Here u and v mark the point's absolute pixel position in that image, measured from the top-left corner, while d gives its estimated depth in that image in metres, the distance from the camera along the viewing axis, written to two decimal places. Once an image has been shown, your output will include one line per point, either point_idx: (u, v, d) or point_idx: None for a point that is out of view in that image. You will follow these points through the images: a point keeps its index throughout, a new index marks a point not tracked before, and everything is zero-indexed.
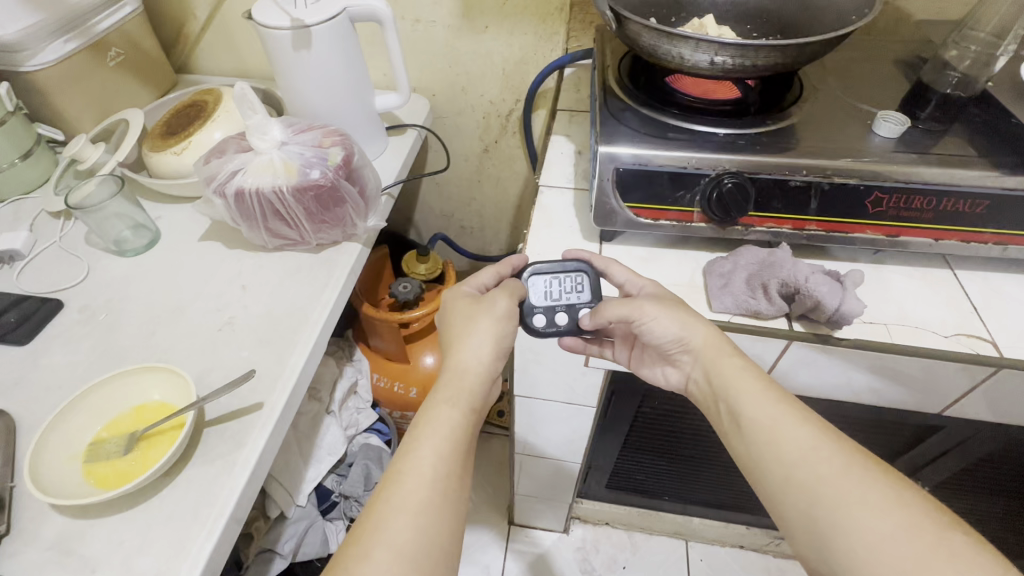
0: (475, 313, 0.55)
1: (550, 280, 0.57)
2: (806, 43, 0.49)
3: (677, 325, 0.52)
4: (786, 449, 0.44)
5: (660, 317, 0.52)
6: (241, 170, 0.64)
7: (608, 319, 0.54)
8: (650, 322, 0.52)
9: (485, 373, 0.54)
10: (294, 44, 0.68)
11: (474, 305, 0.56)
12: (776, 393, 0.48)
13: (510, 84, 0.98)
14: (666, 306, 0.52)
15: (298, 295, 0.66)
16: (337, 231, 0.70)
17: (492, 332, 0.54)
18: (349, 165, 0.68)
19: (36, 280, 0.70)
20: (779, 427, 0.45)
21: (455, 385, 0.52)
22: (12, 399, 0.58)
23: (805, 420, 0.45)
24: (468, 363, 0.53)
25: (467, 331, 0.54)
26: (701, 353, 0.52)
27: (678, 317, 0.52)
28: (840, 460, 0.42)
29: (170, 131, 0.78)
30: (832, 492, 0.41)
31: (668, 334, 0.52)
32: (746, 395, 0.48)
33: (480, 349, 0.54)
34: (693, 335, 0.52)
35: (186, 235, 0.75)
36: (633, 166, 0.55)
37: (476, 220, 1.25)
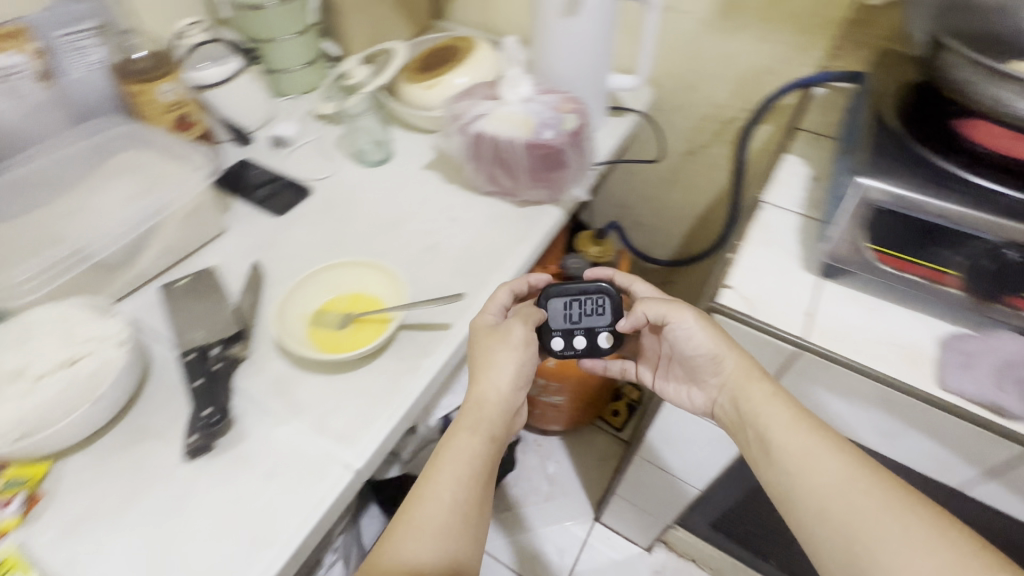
0: (491, 351, 0.56)
1: (571, 302, 0.61)
2: None
3: (714, 340, 0.54)
4: (816, 480, 0.47)
5: (696, 329, 0.55)
6: (485, 115, 0.70)
7: (636, 320, 0.59)
8: (685, 330, 0.56)
9: (506, 401, 0.57)
10: (563, 11, 0.71)
11: (489, 342, 0.57)
12: (808, 420, 0.50)
13: (744, 90, 0.93)
14: (707, 320, 0.55)
15: (497, 240, 0.71)
16: (547, 192, 0.73)
17: (506, 367, 0.56)
18: (579, 134, 0.70)
19: (296, 167, 0.84)
20: (811, 455, 0.48)
21: (474, 413, 0.55)
22: (265, 256, 0.70)
23: (836, 451, 0.47)
24: (489, 393, 0.56)
25: (485, 360, 0.56)
26: (733, 380, 0.54)
27: (716, 335, 0.55)
28: (876, 493, 0.44)
29: (425, 68, 0.87)
30: (869, 527, 0.43)
31: (703, 345, 0.55)
32: (774, 423, 0.51)
33: (501, 380, 0.56)
34: (728, 358, 0.54)
35: (414, 161, 0.84)
36: (893, 207, 0.49)
37: (655, 218, 1.23)
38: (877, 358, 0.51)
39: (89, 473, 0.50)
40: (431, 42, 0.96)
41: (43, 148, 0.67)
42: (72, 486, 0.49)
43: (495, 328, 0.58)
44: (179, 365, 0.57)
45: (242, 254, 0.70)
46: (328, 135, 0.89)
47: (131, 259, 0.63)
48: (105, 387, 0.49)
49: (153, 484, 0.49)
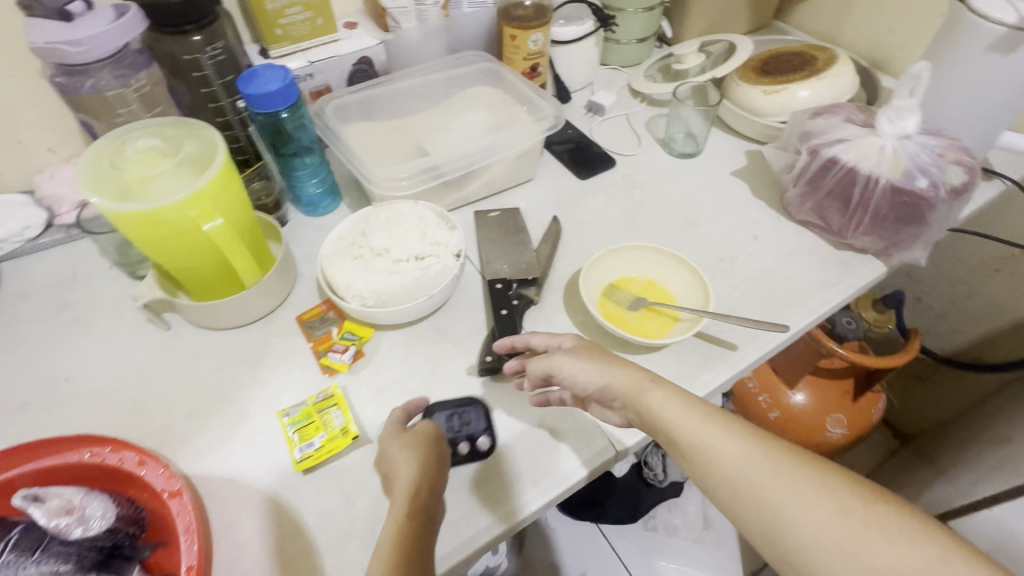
0: (396, 446, 0.47)
1: (446, 415, 0.53)
2: None
3: (620, 364, 0.48)
4: (721, 463, 0.41)
5: (582, 366, 0.49)
6: (846, 142, 0.63)
7: (531, 377, 0.51)
8: (569, 377, 0.49)
9: (433, 484, 0.44)
10: (995, 45, 0.59)
11: (395, 439, 0.48)
12: (703, 406, 0.44)
13: None
14: (600, 355, 0.50)
15: (802, 275, 0.65)
16: (880, 244, 0.64)
17: (419, 451, 0.46)
18: (958, 193, 0.60)
19: (604, 137, 0.85)
20: (709, 442, 0.42)
21: (398, 499, 0.42)
22: (565, 213, 0.73)
23: (730, 429, 0.42)
24: (407, 476, 0.44)
25: (400, 457, 0.46)
26: (630, 386, 0.47)
27: (595, 368, 0.48)
28: (773, 462, 0.39)
29: (766, 71, 0.81)
30: (768, 496, 0.38)
31: (606, 378, 0.48)
32: (673, 409, 0.44)
33: (412, 462, 0.45)
34: (633, 376, 0.47)
35: (722, 163, 0.80)
36: None
37: (951, 304, 1.02)
38: None
39: (400, 353, 0.58)
40: (776, 44, 0.89)
41: (421, 68, 0.77)
42: (385, 358, 0.58)
43: (406, 429, 0.49)
44: (484, 289, 0.63)
45: (545, 205, 0.74)
46: (643, 114, 0.89)
47: (464, 182, 0.71)
48: (441, 288, 0.56)
49: (444, 384, 0.56)
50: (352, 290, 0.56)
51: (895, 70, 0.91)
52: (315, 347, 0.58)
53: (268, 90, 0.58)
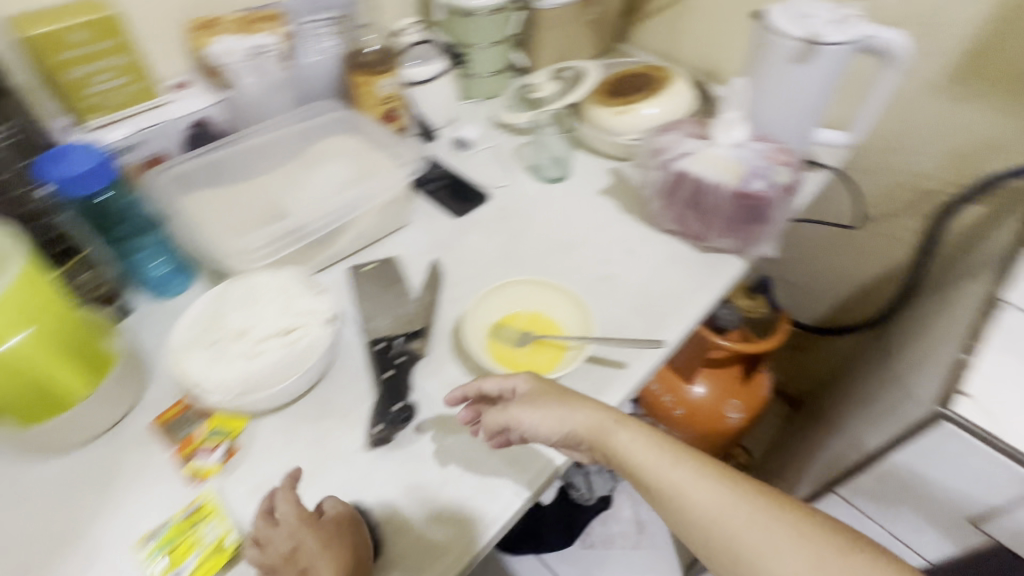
0: (317, 539, 0.42)
1: None
2: None
3: (580, 405, 0.49)
4: (696, 511, 0.42)
5: (540, 416, 0.48)
6: (690, 155, 0.67)
7: (488, 428, 0.50)
8: (530, 429, 0.48)
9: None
10: (793, 57, 0.67)
11: (314, 531, 0.43)
12: (673, 448, 0.46)
13: (959, 165, 0.84)
14: (558, 396, 0.49)
15: (675, 283, 0.68)
16: (736, 243, 0.69)
17: (347, 550, 0.42)
18: (790, 191, 0.66)
19: (474, 171, 0.85)
20: (685, 488, 0.43)
21: None
22: (443, 255, 0.72)
23: (699, 469, 0.44)
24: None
25: (323, 555, 0.41)
26: (595, 428, 0.48)
27: (557, 415, 0.48)
28: (747, 509, 0.41)
29: (613, 92, 0.86)
30: (737, 537, 0.41)
31: (569, 423, 0.48)
32: (640, 449, 0.46)
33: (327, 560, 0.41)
34: (597, 418, 0.48)
35: (589, 184, 0.83)
36: None
37: (808, 279, 1.14)
38: None
39: (280, 440, 0.53)
40: (620, 66, 0.95)
41: (268, 124, 0.72)
42: (262, 447, 0.52)
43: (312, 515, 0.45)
44: (366, 352, 0.59)
45: (422, 249, 0.72)
46: (509, 144, 0.90)
47: (332, 239, 0.67)
48: (314, 362, 0.52)
49: (333, 464, 0.51)
50: (212, 382, 0.50)
51: (724, 79, 1.00)
52: (178, 452, 0.51)
53: (76, 172, 0.51)
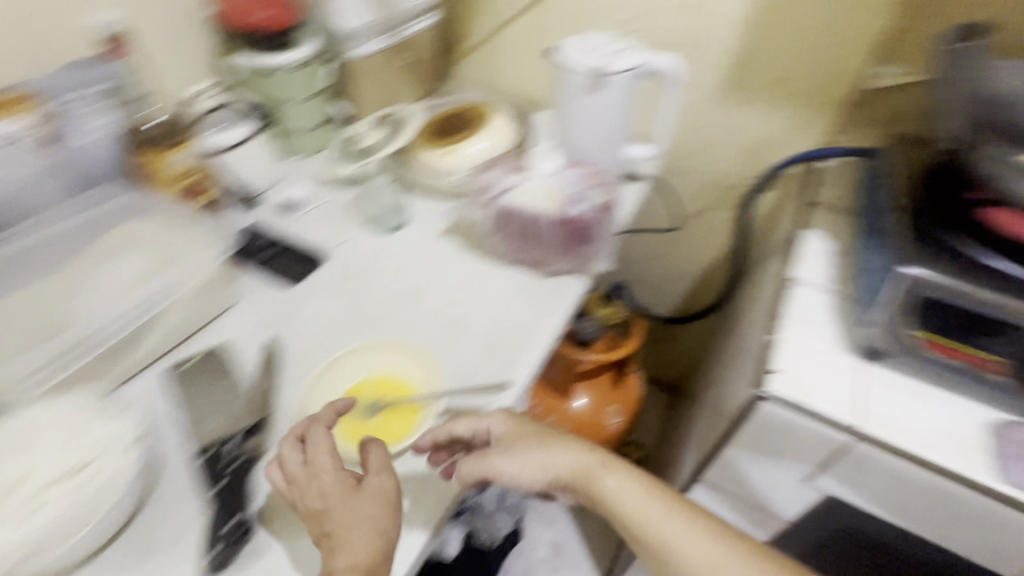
0: (355, 506, 0.47)
1: None
2: None
3: (568, 450, 0.57)
4: (691, 559, 0.49)
5: (520, 464, 0.55)
6: (513, 189, 0.69)
7: (463, 480, 0.53)
8: (515, 472, 0.56)
9: (377, 518, 0.47)
10: (587, 87, 0.73)
11: (345, 498, 0.47)
12: (658, 492, 0.54)
13: (747, 160, 0.97)
14: (540, 440, 0.57)
15: (523, 314, 0.69)
16: (572, 264, 0.72)
17: (377, 523, 0.46)
18: (607, 209, 0.71)
19: (306, 233, 0.80)
20: (679, 537, 0.50)
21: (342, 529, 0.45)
22: (281, 331, 0.66)
23: (685, 518, 0.52)
24: (350, 517, 0.46)
25: (356, 526, 0.45)
26: (584, 471, 0.56)
27: (539, 459, 0.56)
28: (737, 554, 0.49)
29: (438, 133, 0.86)
30: (706, 566, 0.49)
31: (557, 465, 0.56)
32: (621, 490, 0.54)
33: (354, 506, 0.47)
34: (586, 462, 0.56)
35: (429, 228, 0.82)
36: (938, 295, 0.50)
37: (656, 276, 1.24)
38: (936, 450, 0.50)
39: None
40: (442, 106, 0.97)
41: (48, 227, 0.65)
42: None
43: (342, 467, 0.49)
44: (193, 464, 0.52)
45: (254, 330, 0.66)
46: (342, 198, 0.86)
47: (137, 341, 0.59)
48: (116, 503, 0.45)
49: None
50: None
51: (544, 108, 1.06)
52: None
53: None
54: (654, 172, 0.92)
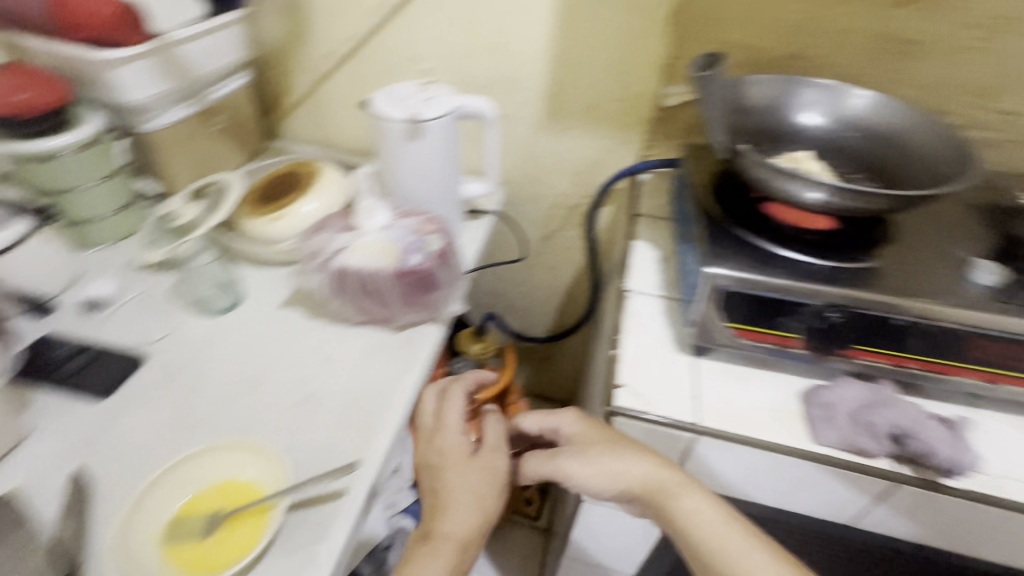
0: (468, 469, 0.62)
1: None
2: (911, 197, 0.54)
3: (642, 461, 0.53)
4: None
5: (590, 469, 0.54)
6: (345, 249, 0.67)
7: (532, 472, 0.60)
8: (582, 476, 0.55)
9: (477, 503, 0.60)
10: (406, 136, 0.73)
11: (463, 460, 0.63)
12: (744, 522, 0.51)
13: (581, 181, 1.04)
14: (611, 448, 0.55)
15: (378, 375, 0.66)
16: (423, 313, 0.71)
17: (477, 492, 0.61)
18: (446, 254, 0.70)
19: (118, 332, 0.71)
20: (744, 556, 0.49)
21: (456, 498, 0.60)
22: (90, 457, 0.56)
23: (767, 550, 0.49)
24: (457, 488, 0.61)
25: (460, 493, 0.60)
26: (659, 487, 0.53)
27: (611, 470, 0.54)
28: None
29: (264, 198, 0.81)
30: None
31: (627, 480, 0.53)
32: (699, 516, 0.51)
33: (464, 487, 0.61)
34: (666, 480, 0.53)
35: (268, 300, 0.76)
36: (738, 288, 0.56)
37: (526, 300, 1.27)
38: (763, 427, 0.55)
39: None
40: (270, 168, 0.93)
41: None
42: None
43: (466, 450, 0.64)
44: None
45: (56, 462, 0.56)
46: (163, 284, 0.78)
47: None
48: None
49: None
50: None
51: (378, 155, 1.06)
52: None
53: None
54: (496, 207, 0.96)
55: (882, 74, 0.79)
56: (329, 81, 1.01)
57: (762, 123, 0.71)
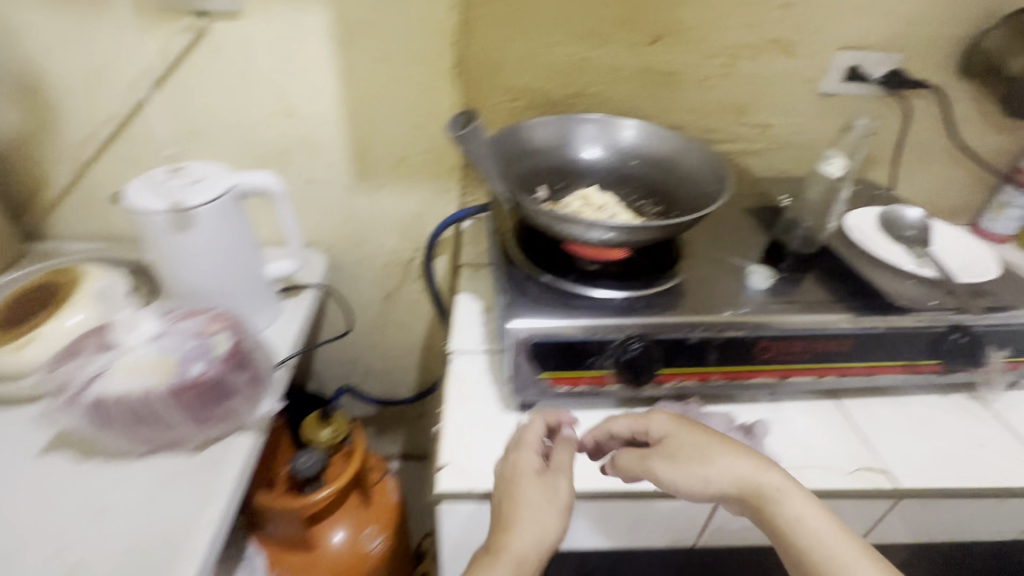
0: (542, 490, 0.50)
1: None
2: (680, 222, 0.57)
3: (740, 461, 0.51)
4: None
5: (683, 472, 0.51)
6: (104, 373, 0.56)
7: (622, 472, 0.54)
8: (675, 478, 0.51)
9: (552, 533, 0.49)
10: (172, 227, 0.64)
11: (534, 481, 0.50)
12: (846, 528, 0.48)
13: (409, 234, 1.00)
14: (727, 448, 0.52)
15: (170, 515, 0.55)
16: (224, 425, 0.61)
17: (547, 515, 0.49)
18: (238, 353, 0.61)
19: None
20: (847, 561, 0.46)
21: (529, 524, 0.48)
22: None
23: (871, 557, 0.46)
24: (530, 512, 0.48)
25: (532, 516, 0.48)
26: (761, 491, 0.49)
27: (710, 469, 0.51)
28: None
29: (6, 323, 0.66)
30: None
31: (720, 483, 0.50)
32: (805, 519, 0.48)
33: (539, 512, 0.49)
34: (766, 482, 0.49)
35: (23, 450, 0.61)
36: (543, 338, 0.55)
37: (383, 362, 1.20)
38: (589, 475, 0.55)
39: None
40: (22, 281, 0.77)
41: None
42: None
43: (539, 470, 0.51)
44: None
45: None
46: None
47: None
48: None
49: None
50: None
51: None
52: None
53: None
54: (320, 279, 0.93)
55: (655, 103, 0.85)
56: (94, 168, 0.87)
57: (551, 164, 0.73)
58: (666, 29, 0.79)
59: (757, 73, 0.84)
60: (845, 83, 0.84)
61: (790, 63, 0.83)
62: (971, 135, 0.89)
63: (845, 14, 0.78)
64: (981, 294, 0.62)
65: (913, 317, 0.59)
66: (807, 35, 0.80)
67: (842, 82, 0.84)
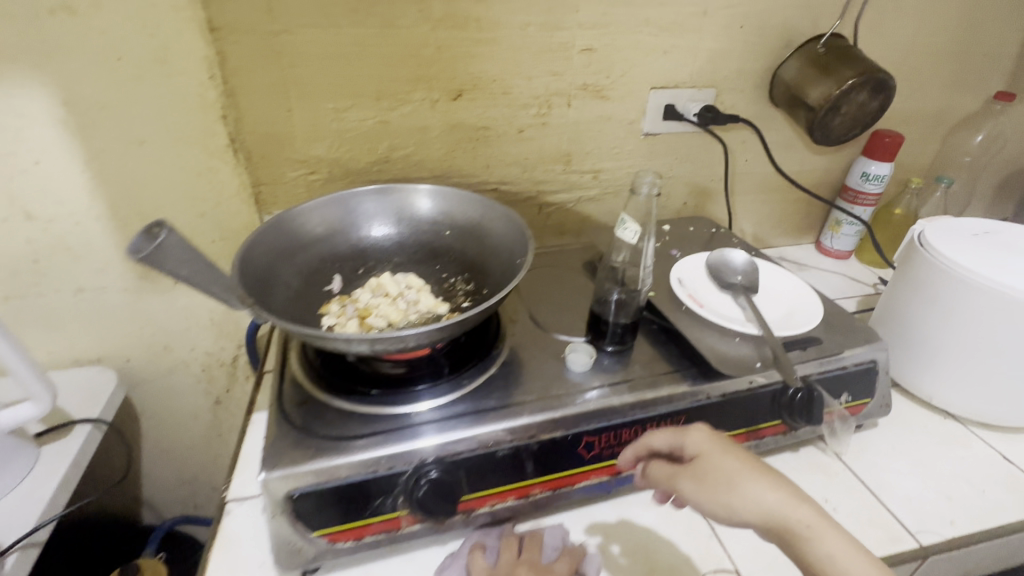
0: None
1: None
2: (458, 320, 0.47)
3: (774, 490, 0.42)
4: None
5: (708, 496, 0.43)
6: None
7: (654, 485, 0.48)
8: (696, 499, 0.44)
9: None
10: None
11: None
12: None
13: (225, 331, 0.85)
14: (764, 474, 0.43)
15: None
16: None
17: None
18: None
19: None
20: None
21: None
22: None
23: None
24: None
25: None
26: (790, 525, 0.40)
27: (732, 497, 0.42)
28: None
29: None
30: None
31: (746, 514, 0.42)
32: (846, 560, 0.39)
33: None
34: (797, 517, 0.40)
35: None
36: (308, 487, 0.45)
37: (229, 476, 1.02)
38: None
39: None
40: None
41: None
42: None
43: None
44: None
45: None
46: None
47: None
48: None
49: None
50: None
51: None
52: None
53: None
54: (109, 414, 0.75)
55: (474, 160, 0.78)
56: None
57: (344, 250, 0.64)
58: (465, 83, 0.72)
59: (575, 120, 0.78)
60: (666, 121, 0.81)
61: (606, 107, 0.78)
62: (793, 159, 0.90)
63: (650, 55, 0.75)
64: (807, 342, 0.59)
65: (747, 377, 0.54)
66: (617, 78, 0.76)
67: (662, 120, 0.81)
